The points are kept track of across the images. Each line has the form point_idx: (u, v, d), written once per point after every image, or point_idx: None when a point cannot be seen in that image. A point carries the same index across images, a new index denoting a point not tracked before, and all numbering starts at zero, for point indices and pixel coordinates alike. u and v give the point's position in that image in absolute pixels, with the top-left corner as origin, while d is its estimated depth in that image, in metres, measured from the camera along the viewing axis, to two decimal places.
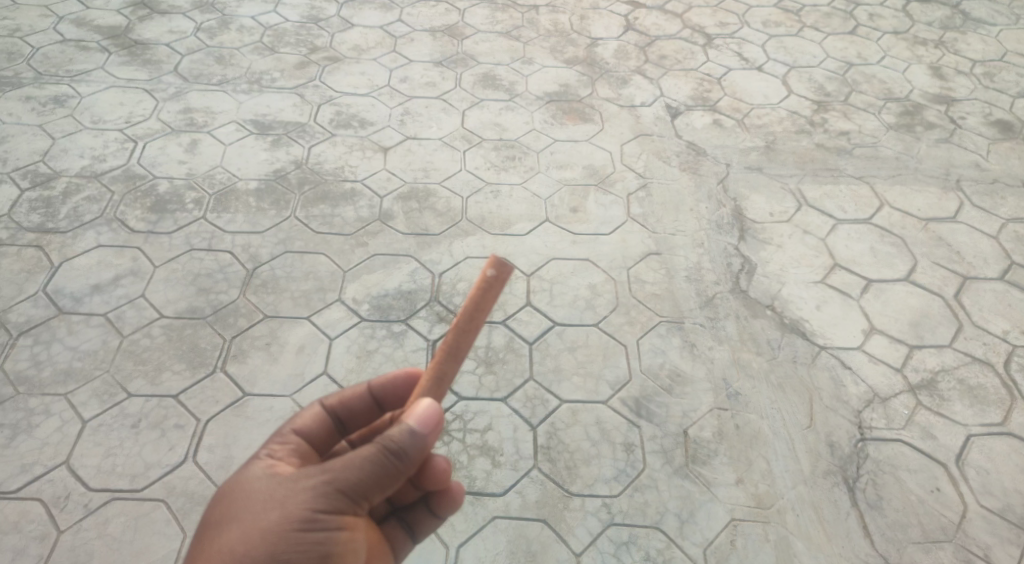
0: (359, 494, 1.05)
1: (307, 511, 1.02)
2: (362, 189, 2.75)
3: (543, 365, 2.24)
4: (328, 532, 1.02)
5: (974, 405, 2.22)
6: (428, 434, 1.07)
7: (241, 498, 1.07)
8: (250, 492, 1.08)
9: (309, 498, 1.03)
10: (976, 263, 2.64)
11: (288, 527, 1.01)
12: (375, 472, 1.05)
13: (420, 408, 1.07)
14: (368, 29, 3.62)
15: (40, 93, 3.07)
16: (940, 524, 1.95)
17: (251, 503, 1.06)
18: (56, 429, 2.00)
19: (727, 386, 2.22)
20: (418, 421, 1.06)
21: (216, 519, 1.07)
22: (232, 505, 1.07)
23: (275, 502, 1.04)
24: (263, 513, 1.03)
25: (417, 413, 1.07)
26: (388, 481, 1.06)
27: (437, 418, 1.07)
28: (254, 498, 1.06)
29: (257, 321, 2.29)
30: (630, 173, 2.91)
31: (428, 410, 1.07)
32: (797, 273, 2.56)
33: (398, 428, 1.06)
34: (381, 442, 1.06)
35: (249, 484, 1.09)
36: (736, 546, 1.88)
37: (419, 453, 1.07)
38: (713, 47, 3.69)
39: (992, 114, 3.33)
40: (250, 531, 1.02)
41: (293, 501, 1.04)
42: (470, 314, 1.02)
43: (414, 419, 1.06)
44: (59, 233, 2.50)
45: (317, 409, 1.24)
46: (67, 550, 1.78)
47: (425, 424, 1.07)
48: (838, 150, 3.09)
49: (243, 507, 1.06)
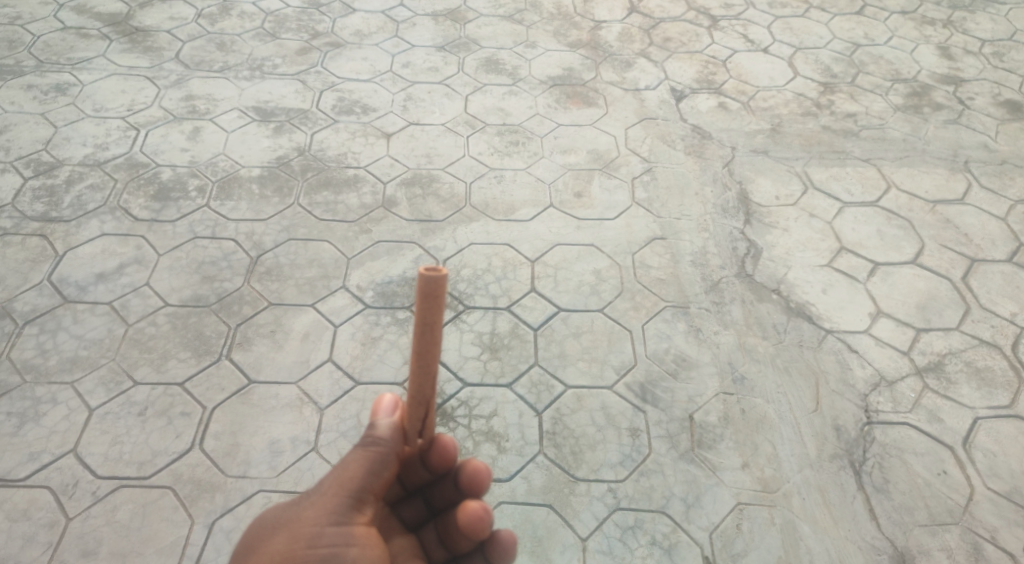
0: (361, 492, 1.11)
1: (311, 528, 1.06)
2: (365, 175, 2.74)
3: (547, 351, 2.24)
4: (335, 546, 1.05)
5: (982, 387, 2.21)
6: (393, 417, 1.13)
7: (256, 530, 1.12)
8: (263, 522, 1.12)
9: (313, 515, 1.08)
10: (984, 244, 2.61)
11: (295, 546, 1.05)
12: (367, 466, 1.11)
13: (385, 403, 1.15)
14: (369, 14, 3.58)
15: (42, 81, 3.05)
16: (947, 507, 1.94)
17: (263, 532, 1.10)
18: (64, 417, 2.02)
19: (733, 370, 2.21)
20: (388, 413, 1.14)
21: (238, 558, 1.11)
22: (250, 539, 1.11)
23: (281, 526, 1.08)
24: (272, 539, 1.07)
25: (380, 405, 1.14)
26: (382, 467, 1.12)
27: (395, 404, 1.15)
28: (265, 527, 1.11)
29: (261, 308, 2.30)
30: (634, 157, 2.89)
31: (390, 400, 1.15)
32: (802, 257, 2.54)
33: (372, 427, 1.14)
34: (360, 443, 1.13)
35: (263, 515, 1.14)
36: (742, 530, 1.88)
37: (397, 441, 1.13)
38: (719, 29, 3.64)
39: (1001, 95, 3.29)
40: (260, 558, 1.06)
41: (297, 522, 1.07)
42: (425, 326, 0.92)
43: (380, 413, 1.14)
44: (63, 222, 2.50)
45: None
46: (76, 537, 1.80)
47: (390, 413, 1.14)
48: (845, 132, 3.06)
49: (257, 539, 1.10)
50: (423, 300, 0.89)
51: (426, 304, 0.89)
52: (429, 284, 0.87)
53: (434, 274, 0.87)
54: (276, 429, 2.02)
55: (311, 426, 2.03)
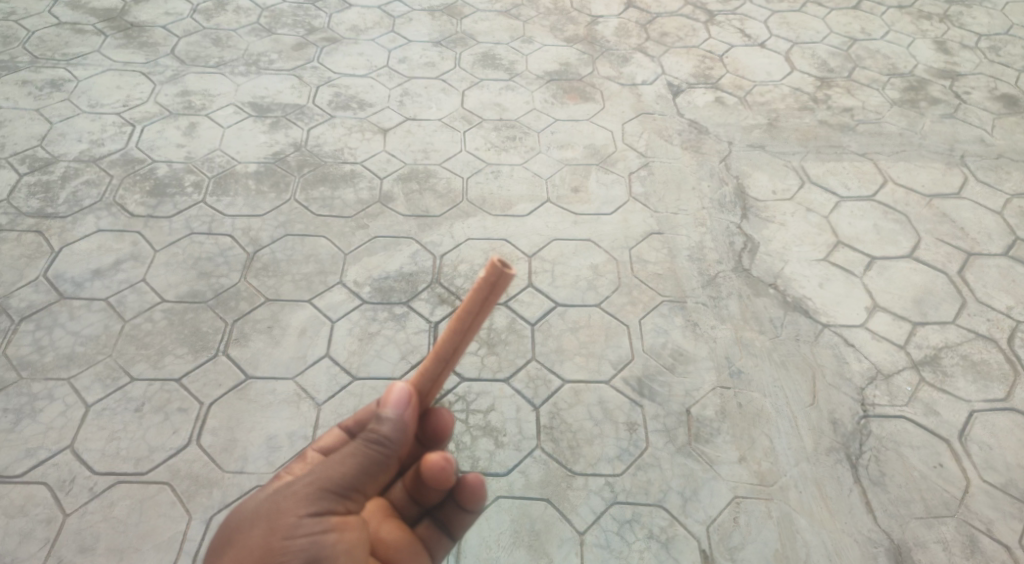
0: (348, 489, 1.08)
1: (292, 519, 1.04)
2: (362, 171, 2.74)
3: (545, 345, 2.24)
4: (312, 536, 1.03)
5: (977, 380, 2.21)
6: (406, 411, 1.08)
7: (235, 521, 1.10)
8: (242, 513, 1.10)
9: (293, 505, 1.06)
10: (980, 238, 2.62)
11: (274, 538, 1.03)
12: (364, 464, 1.08)
13: (394, 392, 1.09)
14: (365, 10, 3.57)
15: (37, 77, 3.04)
16: (943, 500, 1.95)
17: (242, 523, 1.08)
18: (60, 413, 2.01)
19: (730, 364, 2.21)
20: (398, 406, 1.08)
21: (215, 549, 1.10)
22: (229, 530, 1.10)
23: (260, 518, 1.06)
24: (251, 531, 1.06)
25: (391, 396, 1.08)
26: (377, 469, 1.09)
27: (410, 395, 1.09)
28: (244, 518, 1.09)
29: (258, 304, 2.29)
30: (631, 152, 2.89)
31: (401, 390, 1.09)
32: (799, 251, 2.55)
33: (376, 419, 1.08)
34: (364, 436, 1.09)
35: (242, 505, 1.12)
36: (739, 523, 1.88)
37: (403, 438, 1.09)
38: (715, 23, 3.64)
39: (998, 89, 3.29)
40: (238, 552, 1.04)
41: (277, 512, 1.06)
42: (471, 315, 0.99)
43: (389, 404, 1.08)
44: (58, 218, 2.50)
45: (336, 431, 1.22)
46: (73, 533, 1.80)
47: (402, 406, 1.08)
48: (842, 127, 3.06)
49: (237, 530, 1.08)
50: (480, 289, 0.96)
51: (483, 295, 0.96)
52: (494, 278, 0.95)
53: (504, 269, 0.94)
54: (274, 424, 2.02)
55: (308, 422, 2.03)
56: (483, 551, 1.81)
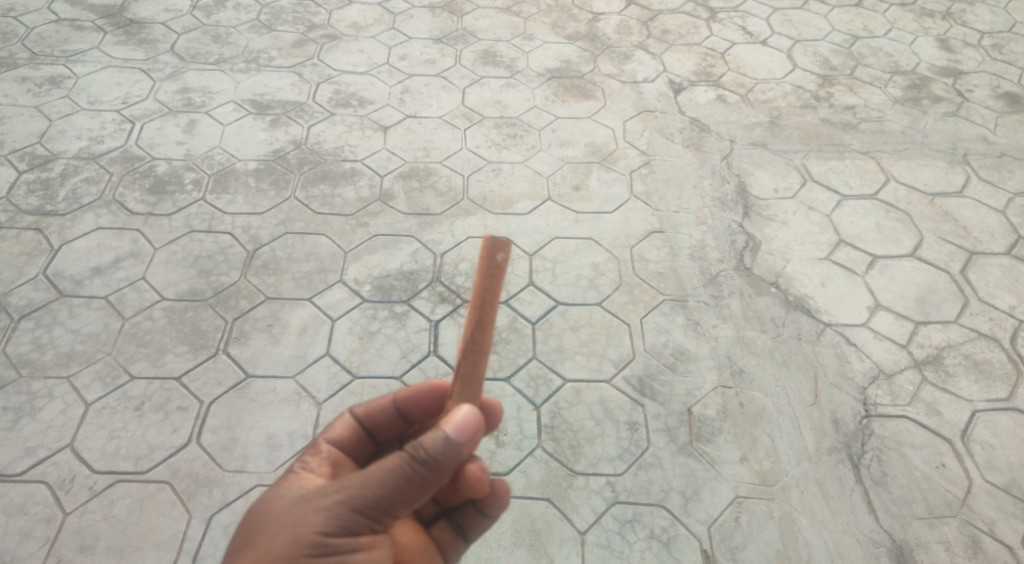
0: (379, 513, 1.05)
1: (318, 535, 1.02)
2: (362, 169, 2.73)
3: (546, 344, 2.23)
4: (340, 555, 1.02)
5: (980, 380, 2.21)
6: (466, 441, 1.07)
7: (257, 522, 1.08)
8: (267, 513, 1.09)
9: (320, 519, 1.03)
10: (983, 237, 2.61)
11: (297, 552, 1.01)
12: (401, 484, 1.04)
13: (459, 415, 1.09)
14: (366, 6, 3.55)
15: (35, 74, 3.03)
16: (946, 500, 1.95)
17: (267, 527, 1.06)
18: (59, 412, 2.01)
19: (731, 363, 2.21)
20: (458, 427, 1.07)
21: (234, 546, 1.07)
22: (250, 528, 1.08)
23: (286, 526, 1.04)
24: (273, 537, 1.04)
25: (457, 418, 1.08)
26: (414, 492, 1.05)
27: (476, 424, 1.08)
28: (268, 522, 1.07)
29: (258, 303, 2.28)
30: (633, 149, 2.88)
31: (468, 418, 1.08)
32: (801, 250, 2.53)
33: (432, 435, 1.06)
34: (408, 450, 1.05)
35: (267, 506, 1.10)
36: (740, 523, 1.88)
37: (448, 463, 1.06)
38: (717, 21, 3.63)
39: (1001, 87, 3.28)
40: (258, 557, 1.02)
41: (302, 524, 1.03)
42: (482, 300, 1.04)
43: (452, 426, 1.07)
44: (57, 216, 2.49)
45: (347, 418, 1.29)
46: (73, 532, 1.79)
47: (464, 432, 1.07)
48: (843, 125, 3.05)
49: (260, 532, 1.06)
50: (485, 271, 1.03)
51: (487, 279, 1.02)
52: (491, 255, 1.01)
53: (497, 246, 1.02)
54: (274, 423, 2.02)
55: (308, 421, 2.03)
56: (483, 550, 1.80)
